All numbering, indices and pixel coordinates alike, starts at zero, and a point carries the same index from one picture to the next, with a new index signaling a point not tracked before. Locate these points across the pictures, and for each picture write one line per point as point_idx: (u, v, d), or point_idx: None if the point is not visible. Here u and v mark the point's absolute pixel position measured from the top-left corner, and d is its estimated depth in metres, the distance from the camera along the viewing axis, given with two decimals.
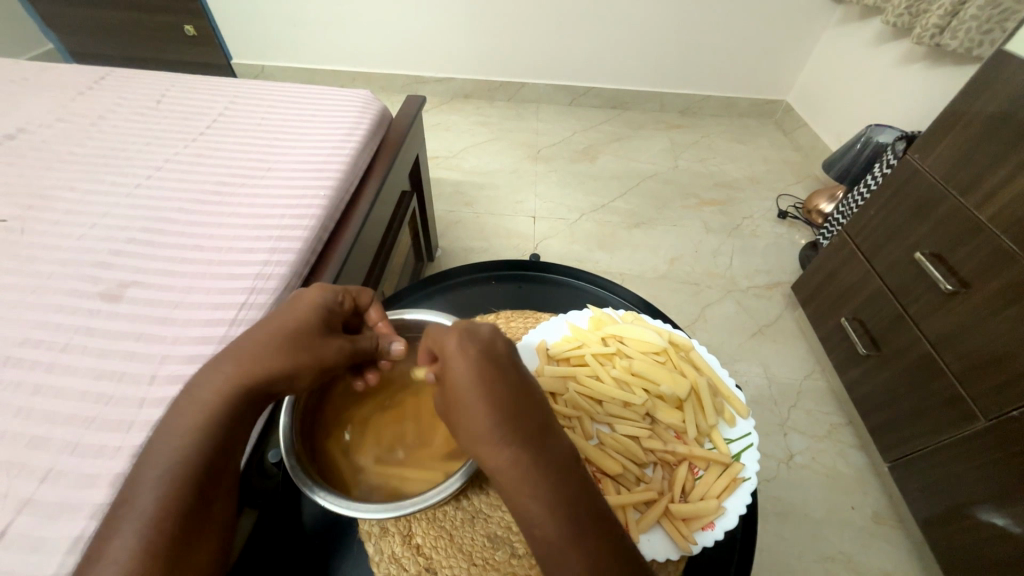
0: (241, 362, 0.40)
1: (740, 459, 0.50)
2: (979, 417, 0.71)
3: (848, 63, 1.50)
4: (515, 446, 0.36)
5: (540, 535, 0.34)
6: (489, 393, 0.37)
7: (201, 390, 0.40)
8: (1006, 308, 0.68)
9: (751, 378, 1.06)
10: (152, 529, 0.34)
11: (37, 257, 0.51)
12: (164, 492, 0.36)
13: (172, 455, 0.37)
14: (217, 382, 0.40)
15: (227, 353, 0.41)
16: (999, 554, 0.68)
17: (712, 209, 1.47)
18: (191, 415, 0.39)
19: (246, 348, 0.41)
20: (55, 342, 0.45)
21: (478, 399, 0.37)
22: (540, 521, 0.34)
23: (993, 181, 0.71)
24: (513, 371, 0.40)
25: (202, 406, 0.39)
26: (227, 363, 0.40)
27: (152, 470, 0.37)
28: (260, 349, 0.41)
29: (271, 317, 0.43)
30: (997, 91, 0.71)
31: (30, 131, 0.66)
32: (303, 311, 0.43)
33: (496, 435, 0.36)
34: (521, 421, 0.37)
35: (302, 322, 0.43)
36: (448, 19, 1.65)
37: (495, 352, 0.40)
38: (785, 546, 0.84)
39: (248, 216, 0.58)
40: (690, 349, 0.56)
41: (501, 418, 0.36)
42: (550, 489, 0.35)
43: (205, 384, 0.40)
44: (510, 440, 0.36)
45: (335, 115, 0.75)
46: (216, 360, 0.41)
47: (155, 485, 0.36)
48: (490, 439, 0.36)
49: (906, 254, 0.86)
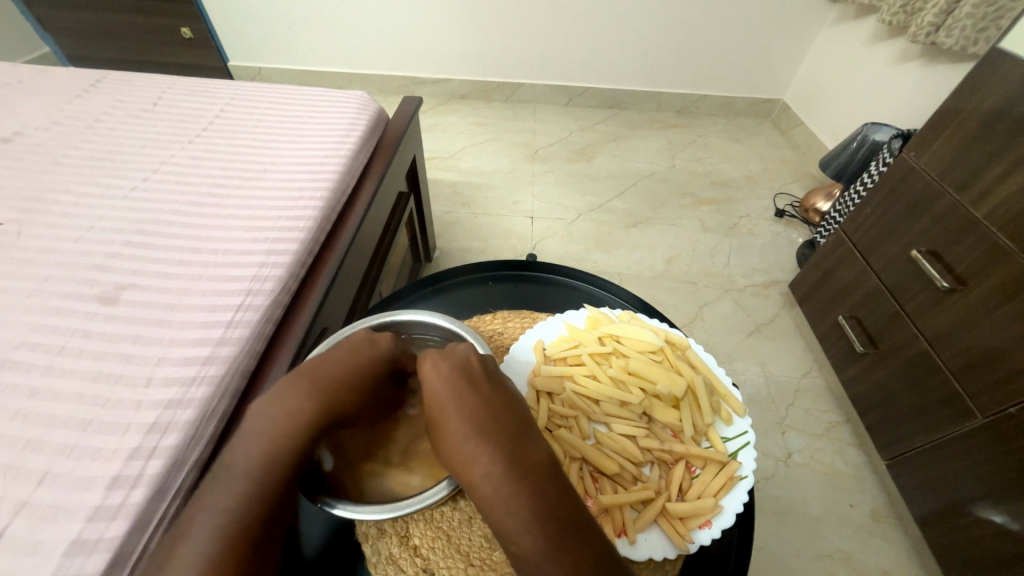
0: (332, 387, 0.41)
1: (737, 457, 0.50)
2: (976, 414, 0.71)
3: (844, 62, 1.51)
4: (493, 458, 0.37)
5: (520, 547, 0.35)
6: (466, 410, 0.39)
7: (288, 408, 0.40)
8: (1003, 305, 0.68)
9: (749, 376, 1.07)
10: (244, 541, 0.35)
11: (34, 260, 0.51)
12: (254, 505, 0.36)
13: (254, 469, 0.37)
14: (310, 402, 0.40)
15: (314, 375, 0.42)
16: (997, 551, 0.68)
17: (709, 208, 1.47)
18: (264, 434, 0.39)
19: (338, 375, 0.42)
20: (52, 345, 0.45)
21: (454, 416, 0.39)
22: (519, 533, 0.35)
23: (989, 178, 0.71)
24: (493, 387, 0.41)
25: (292, 423, 0.39)
26: (319, 387, 0.41)
27: (235, 482, 0.37)
28: (351, 380, 0.42)
29: (353, 349, 0.45)
30: (992, 89, 0.72)
31: (26, 135, 0.66)
32: (385, 350, 0.45)
33: (471, 449, 0.37)
34: (498, 436, 0.38)
35: (384, 360, 0.45)
36: (444, 20, 1.65)
37: (472, 369, 0.42)
38: (784, 544, 0.85)
39: (244, 218, 0.58)
40: (687, 347, 0.56)
41: (476, 433, 0.38)
42: (528, 499, 0.36)
43: (278, 409, 0.40)
44: (488, 453, 0.37)
45: (332, 116, 0.75)
46: (298, 379, 0.41)
47: (244, 497, 0.36)
48: (466, 453, 0.37)
49: (902, 251, 0.86)
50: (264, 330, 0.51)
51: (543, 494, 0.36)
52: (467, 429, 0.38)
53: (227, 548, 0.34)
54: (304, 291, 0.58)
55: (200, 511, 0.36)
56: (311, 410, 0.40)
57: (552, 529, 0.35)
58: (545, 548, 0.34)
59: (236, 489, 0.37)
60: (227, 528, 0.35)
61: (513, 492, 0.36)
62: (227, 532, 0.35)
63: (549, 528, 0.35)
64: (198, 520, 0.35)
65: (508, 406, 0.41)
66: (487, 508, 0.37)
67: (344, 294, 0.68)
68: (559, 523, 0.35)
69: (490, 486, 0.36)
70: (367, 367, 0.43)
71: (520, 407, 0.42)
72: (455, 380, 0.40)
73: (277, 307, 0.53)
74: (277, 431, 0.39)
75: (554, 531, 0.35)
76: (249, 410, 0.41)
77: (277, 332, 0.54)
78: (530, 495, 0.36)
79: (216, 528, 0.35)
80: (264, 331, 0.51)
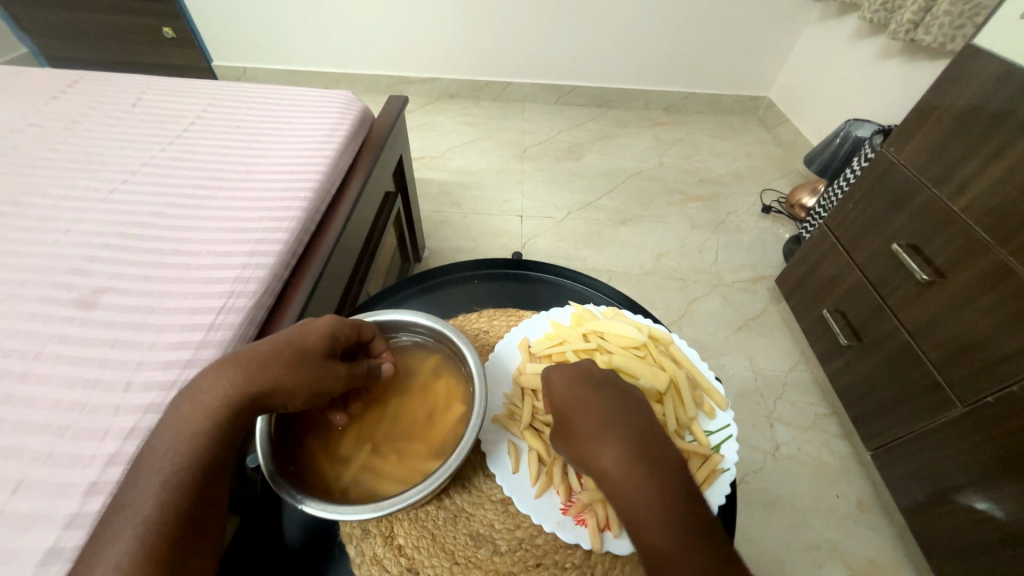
0: (247, 370, 0.39)
1: (720, 450, 0.50)
2: (957, 404, 0.72)
3: (829, 58, 1.52)
4: (620, 443, 0.38)
5: (647, 535, 0.35)
6: (591, 403, 0.41)
7: (196, 397, 0.38)
8: (981, 296, 0.69)
9: (737, 371, 1.08)
10: (151, 535, 0.33)
11: (9, 265, 0.50)
12: (165, 497, 0.35)
13: (167, 462, 0.36)
14: (219, 388, 0.38)
15: (228, 360, 0.40)
16: (980, 537, 0.69)
17: (697, 205, 1.48)
18: (191, 420, 0.37)
19: (258, 356, 0.40)
20: (26, 351, 0.44)
21: (580, 409, 0.41)
22: (649, 518, 0.35)
23: (966, 172, 0.72)
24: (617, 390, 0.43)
25: (204, 411, 0.37)
26: (230, 369, 0.39)
27: (150, 477, 0.36)
28: (270, 360, 0.40)
29: (284, 331, 0.42)
30: (968, 84, 0.73)
31: (1, 137, 0.65)
32: (317, 327, 0.43)
33: (599, 435, 0.39)
34: (621, 427, 0.39)
35: (317, 338, 0.42)
36: (431, 18, 1.64)
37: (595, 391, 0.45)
38: (772, 536, 0.85)
39: (227, 219, 0.57)
40: (669, 342, 0.56)
41: (605, 421, 0.39)
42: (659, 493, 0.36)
43: (206, 389, 0.38)
44: (612, 441, 0.38)
45: (315, 116, 0.74)
46: (214, 366, 0.40)
47: (156, 489, 0.35)
48: (594, 438, 0.39)
49: (884, 245, 0.87)
50: (247, 332, 0.51)
51: (673, 483, 0.36)
52: (598, 419, 0.40)
53: (134, 543, 0.33)
54: (288, 292, 0.57)
55: (131, 506, 0.35)
56: (220, 394, 0.38)
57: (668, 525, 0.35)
58: (671, 533, 0.34)
59: (149, 483, 0.35)
60: (138, 524, 0.34)
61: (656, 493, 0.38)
62: (137, 526, 0.33)
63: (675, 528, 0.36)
64: (116, 517, 0.34)
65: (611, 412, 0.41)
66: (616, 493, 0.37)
67: (329, 295, 0.67)
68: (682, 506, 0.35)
69: (622, 468, 0.37)
70: (290, 345, 0.41)
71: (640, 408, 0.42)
72: (579, 380, 0.43)
73: (261, 309, 0.53)
74: (190, 419, 0.37)
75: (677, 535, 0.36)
76: (176, 397, 0.39)
77: (261, 334, 0.53)
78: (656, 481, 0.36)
79: (128, 524, 0.34)
80: (248, 332, 0.51)
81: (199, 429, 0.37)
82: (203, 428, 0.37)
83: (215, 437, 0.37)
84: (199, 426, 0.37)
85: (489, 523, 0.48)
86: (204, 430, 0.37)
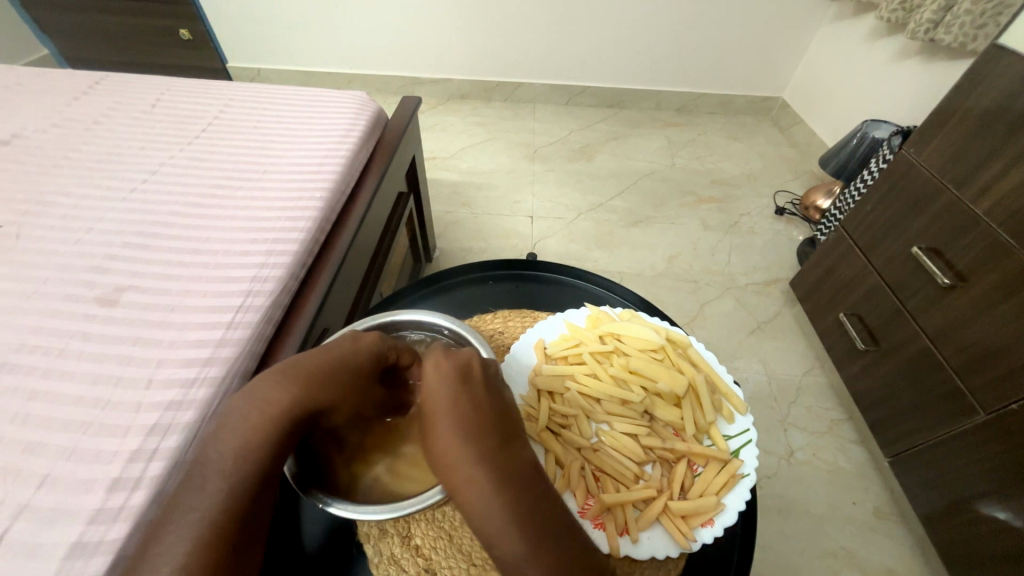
0: (307, 384, 0.40)
1: (738, 455, 0.50)
2: (979, 410, 0.71)
3: (845, 58, 1.50)
4: (476, 462, 0.36)
5: (507, 556, 0.34)
6: (460, 413, 0.38)
7: (258, 404, 0.38)
8: (1005, 301, 0.68)
9: (750, 375, 1.06)
10: (212, 538, 0.34)
11: (33, 263, 0.51)
12: (224, 503, 0.35)
13: (227, 466, 0.36)
14: (279, 401, 0.38)
15: (287, 371, 0.40)
16: (1001, 547, 0.68)
17: (709, 206, 1.47)
18: (246, 430, 0.37)
19: (313, 372, 0.40)
20: (51, 348, 0.45)
21: (444, 417, 0.38)
22: (495, 524, 0.34)
23: (990, 174, 0.71)
24: (482, 390, 0.40)
25: (262, 420, 0.38)
26: (291, 380, 0.39)
27: (211, 480, 0.36)
28: (325, 377, 0.40)
29: (334, 344, 0.43)
30: (992, 84, 0.72)
31: (26, 137, 0.66)
32: (366, 344, 0.43)
33: (458, 451, 0.37)
34: (483, 441, 0.37)
35: (366, 354, 0.43)
36: (443, 19, 1.65)
37: (467, 374, 0.41)
38: (787, 543, 0.84)
39: (244, 219, 0.58)
40: (687, 345, 0.56)
41: (472, 433, 0.37)
42: (510, 501, 0.35)
43: (262, 400, 0.38)
44: (472, 456, 0.36)
45: (330, 116, 0.74)
46: (272, 375, 0.40)
47: (214, 492, 0.35)
48: (451, 453, 0.37)
49: (903, 248, 0.85)
50: (263, 332, 0.51)
51: (532, 501, 0.35)
52: (467, 442, 0.37)
53: (196, 544, 0.33)
54: (305, 291, 0.58)
55: (182, 507, 0.35)
56: (282, 407, 0.38)
57: (531, 533, 0.34)
58: (530, 554, 0.33)
59: (211, 486, 0.36)
60: (197, 527, 0.34)
61: (500, 497, 0.35)
62: (199, 528, 0.34)
63: (532, 532, 0.34)
64: (175, 518, 0.34)
65: (487, 410, 0.39)
66: (470, 512, 0.35)
67: (344, 294, 0.68)
68: (542, 525, 0.35)
69: (475, 482, 0.35)
70: (344, 361, 0.42)
71: (487, 406, 0.39)
72: (452, 387, 0.39)
73: (278, 308, 0.53)
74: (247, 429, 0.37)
75: (536, 535, 0.34)
76: (227, 404, 0.39)
77: (278, 333, 0.54)
78: (515, 500, 0.35)
79: (188, 525, 0.34)
80: (265, 330, 0.51)
81: (258, 437, 0.37)
82: (260, 439, 0.37)
83: (272, 446, 0.38)
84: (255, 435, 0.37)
85: None
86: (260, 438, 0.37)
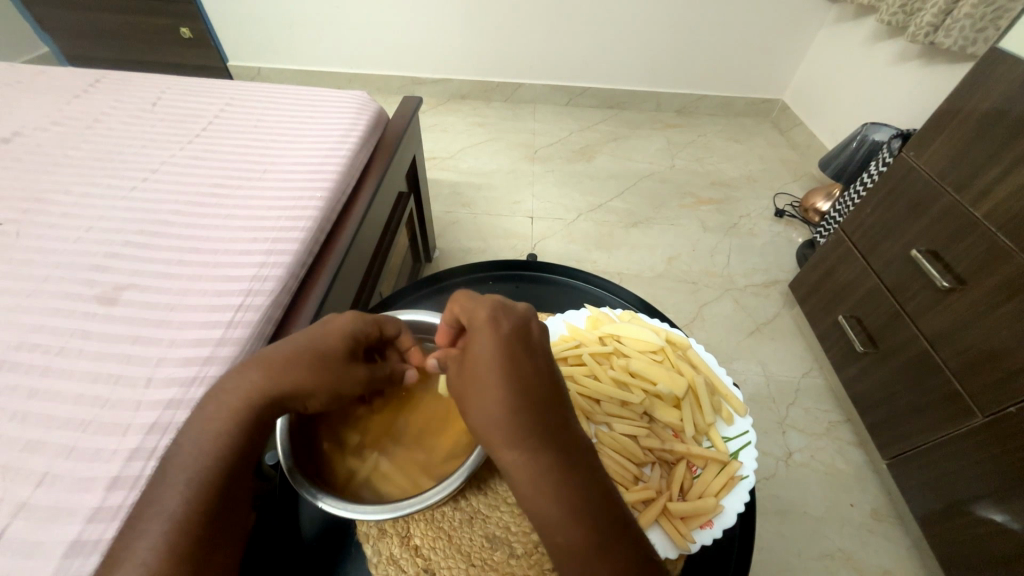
0: (269, 372, 0.39)
1: (738, 457, 0.50)
2: (976, 413, 0.71)
3: (845, 61, 1.50)
4: (534, 438, 0.34)
5: (559, 534, 0.33)
6: (514, 382, 0.36)
7: (221, 394, 0.39)
8: (1004, 304, 0.68)
9: (749, 376, 1.07)
10: (182, 530, 0.34)
11: (34, 261, 0.51)
12: (191, 496, 0.35)
13: (196, 458, 0.37)
14: (244, 386, 0.39)
15: (255, 359, 0.40)
16: (998, 549, 0.68)
17: (709, 208, 1.47)
18: (217, 420, 0.38)
19: (279, 360, 0.40)
20: (50, 346, 0.45)
21: (499, 383, 0.36)
22: (552, 505, 0.33)
23: (989, 177, 0.71)
24: (535, 360, 0.38)
25: (231, 410, 0.38)
26: (257, 368, 0.39)
27: (179, 473, 0.36)
28: (292, 364, 0.40)
29: (302, 330, 0.42)
30: (992, 88, 0.72)
31: (27, 135, 0.66)
32: (337, 328, 0.42)
33: (515, 424, 0.35)
34: (539, 411, 0.36)
35: (335, 340, 0.41)
36: (444, 20, 1.65)
37: (520, 339, 0.38)
38: (785, 545, 0.84)
39: (246, 217, 0.58)
40: (687, 346, 0.56)
41: (527, 405, 0.35)
42: (570, 483, 0.34)
43: (232, 390, 0.39)
44: (531, 430, 0.35)
45: (331, 115, 0.74)
46: (247, 364, 0.40)
47: (182, 486, 0.36)
48: (506, 425, 0.35)
49: (902, 251, 0.86)
50: (264, 331, 0.51)
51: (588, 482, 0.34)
52: (523, 414, 0.35)
53: (166, 537, 0.34)
54: (304, 291, 0.58)
55: (155, 502, 0.35)
56: (245, 396, 0.39)
57: (591, 516, 0.33)
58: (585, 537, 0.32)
59: (176, 480, 0.36)
60: (166, 520, 0.34)
61: (558, 478, 0.34)
62: (167, 521, 0.34)
63: (589, 515, 0.33)
64: (149, 514, 0.35)
65: (545, 382, 0.37)
66: (523, 487, 0.34)
67: (344, 294, 0.68)
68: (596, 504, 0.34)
69: (534, 461, 0.34)
70: (312, 346, 0.41)
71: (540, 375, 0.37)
72: (506, 353, 0.37)
73: (278, 307, 0.53)
74: (213, 420, 0.38)
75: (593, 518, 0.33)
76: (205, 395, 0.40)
77: (278, 333, 0.54)
78: (575, 482, 0.34)
79: (158, 520, 0.34)
80: (265, 329, 0.51)
81: (223, 428, 0.38)
82: (225, 428, 0.38)
83: (240, 435, 0.38)
84: (225, 425, 0.38)
85: (504, 526, 0.47)
86: (229, 426, 0.38)
